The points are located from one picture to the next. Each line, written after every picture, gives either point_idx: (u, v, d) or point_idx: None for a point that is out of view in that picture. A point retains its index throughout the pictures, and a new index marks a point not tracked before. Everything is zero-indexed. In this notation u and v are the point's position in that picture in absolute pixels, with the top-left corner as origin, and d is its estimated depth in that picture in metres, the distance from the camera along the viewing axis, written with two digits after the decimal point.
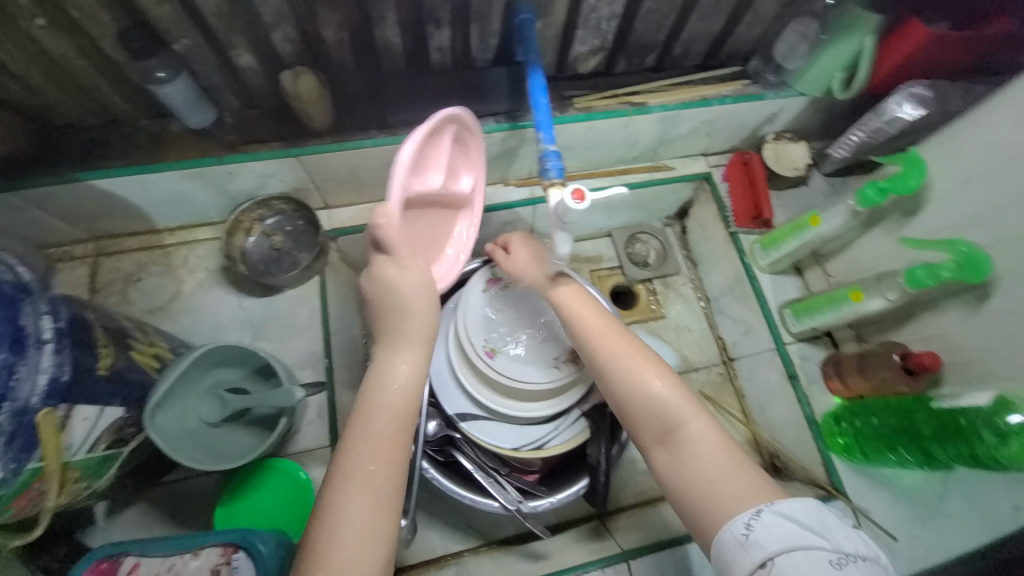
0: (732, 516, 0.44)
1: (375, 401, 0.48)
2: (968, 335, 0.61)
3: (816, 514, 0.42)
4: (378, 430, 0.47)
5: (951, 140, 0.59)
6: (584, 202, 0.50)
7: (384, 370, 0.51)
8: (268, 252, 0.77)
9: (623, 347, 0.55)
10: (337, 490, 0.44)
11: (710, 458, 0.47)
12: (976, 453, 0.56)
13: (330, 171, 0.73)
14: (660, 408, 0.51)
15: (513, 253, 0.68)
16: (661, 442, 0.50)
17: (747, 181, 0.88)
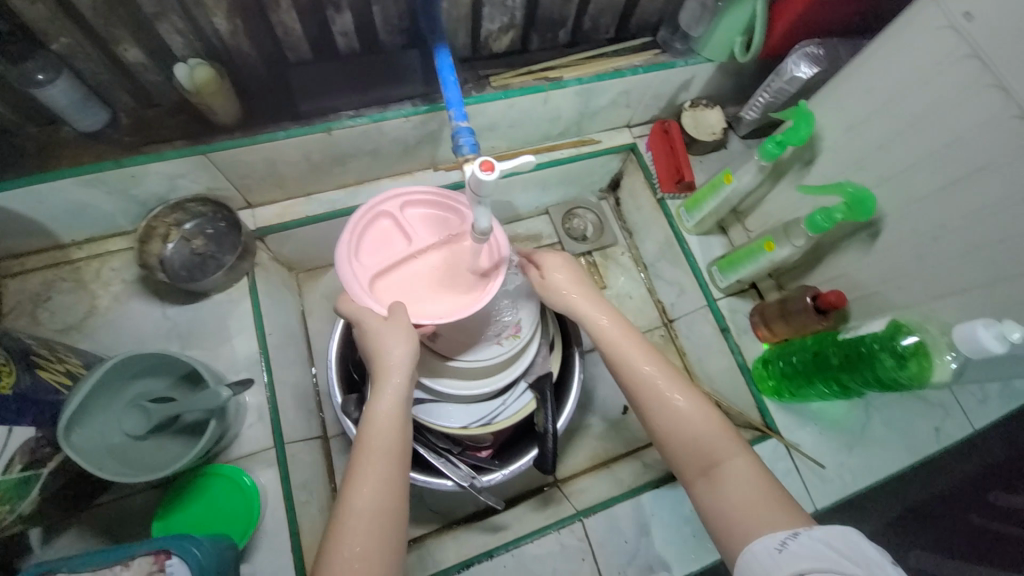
0: (769, 538, 0.44)
1: (372, 424, 0.54)
2: (864, 272, 0.67)
3: (855, 542, 0.41)
4: (379, 454, 0.52)
5: (835, 93, 0.63)
6: (494, 172, 0.49)
7: (385, 405, 0.56)
8: (190, 258, 0.75)
9: (666, 382, 0.57)
10: (343, 512, 0.50)
11: (749, 491, 0.49)
12: (877, 376, 0.61)
13: (244, 168, 0.70)
14: (700, 444, 0.53)
15: (549, 275, 0.66)
16: (704, 475, 0.52)
17: (669, 148, 0.91)
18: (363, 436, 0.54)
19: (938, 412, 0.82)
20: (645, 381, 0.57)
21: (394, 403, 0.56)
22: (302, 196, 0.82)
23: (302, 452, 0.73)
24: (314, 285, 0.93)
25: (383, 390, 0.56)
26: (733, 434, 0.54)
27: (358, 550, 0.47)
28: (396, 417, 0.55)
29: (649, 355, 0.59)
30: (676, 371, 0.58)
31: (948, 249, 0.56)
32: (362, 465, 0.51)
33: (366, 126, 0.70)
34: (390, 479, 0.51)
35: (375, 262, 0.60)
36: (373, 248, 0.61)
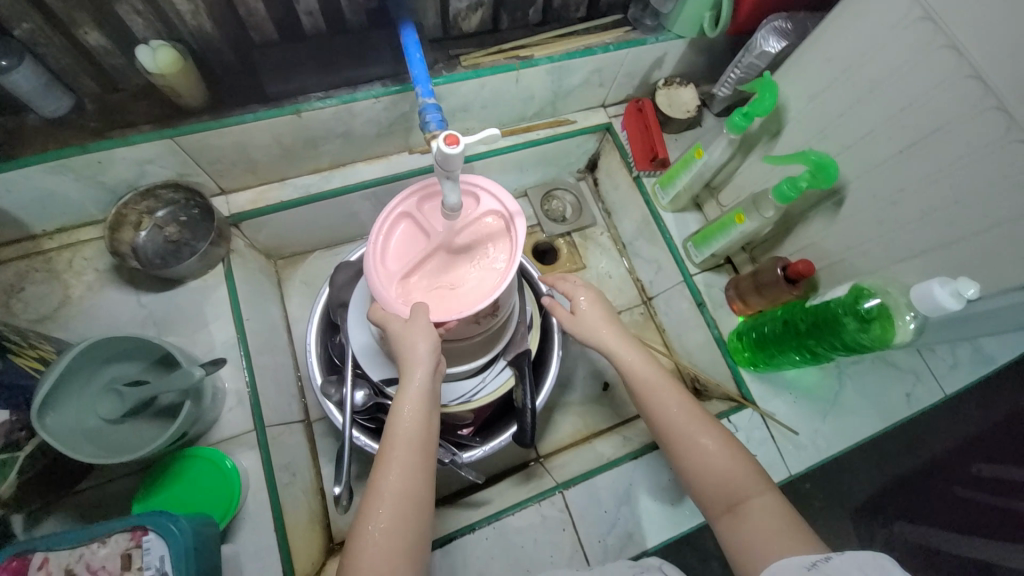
0: (795, 560, 0.46)
1: (399, 420, 0.55)
2: (831, 239, 0.69)
3: (887, 569, 0.41)
4: (407, 449, 0.54)
5: (811, 60, 0.67)
6: (458, 146, 0.48)
7: (410, 398, 0.56)
8: (164, 245, 0.75)
9: (690, 420, 0.59)
10: (371, 501, 0.51)
11: (772, 525, 0.51)
12: (844, 340, 0.63)
13: (215, 152, 0.70)
14: (728, 482, 0.55)
15: (580, 314, 0.68)
16: (730, 512, 0.54)
17: (643, 125, 0.92)
18: (390, 430, 0.55)
19: (912, 377, 0.82)
20: (674, 416, 0.60)
21: (418, 396, 0.56)
22: (275, 182, 0.82)
23: (285, 435, 0.74)
24: (293, 272, 0.93)
25: (408, 382, 0.57)
26: (760, 472, 0.56)
27: (385, 541, 0.49)
28: (419, 410, 0.56)
29: (681, 401, 0.61)
30: (704, 413, 0.61)
31: (906, 212, 0.58)
32: (390, 460, 0.53)
33: (336, 107, 0.71)
34: (417, 472, 0.53)
35: (397, 264, 0.57)
36: (393, 250, 0.58)
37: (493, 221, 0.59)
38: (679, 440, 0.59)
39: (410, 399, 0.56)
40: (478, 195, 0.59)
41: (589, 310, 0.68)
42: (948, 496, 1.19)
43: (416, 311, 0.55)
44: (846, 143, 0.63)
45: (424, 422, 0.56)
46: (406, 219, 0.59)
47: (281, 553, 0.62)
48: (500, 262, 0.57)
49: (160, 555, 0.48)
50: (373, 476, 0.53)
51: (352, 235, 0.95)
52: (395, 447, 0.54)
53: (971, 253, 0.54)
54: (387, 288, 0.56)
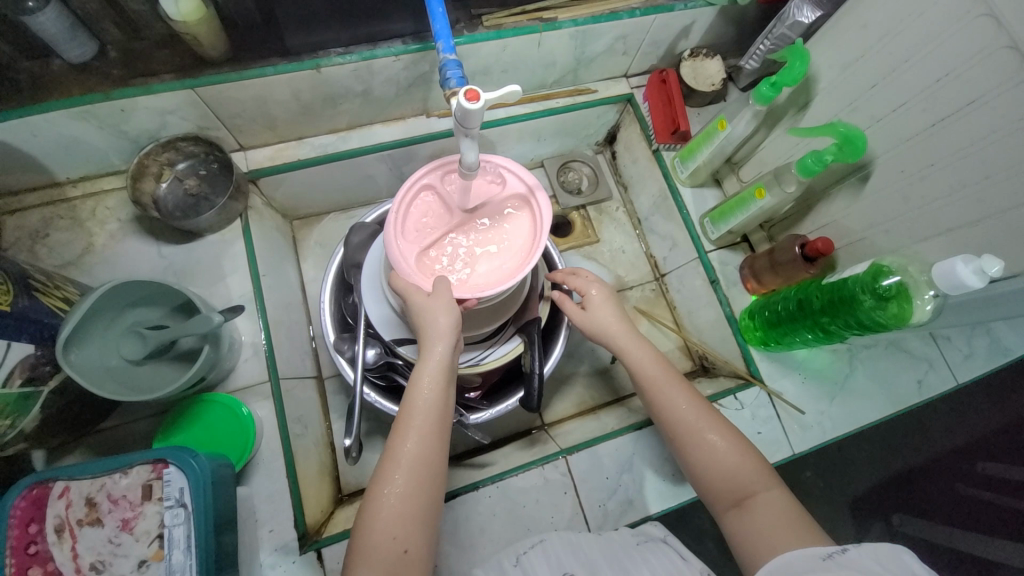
0: (809, 552, 0.46)
1: (419, 391, 0.55)
2: (853, 217, 0.68)
3: (907, 565, 0.41)
4: (425, 419, 0.54)
5: (851, 29, 0.64)
6: (480, 101, 0.48)
7: (431, 370, 0.56)
8: (184, 198, 0.76)
9: (699, 416, 0.60)
10: (389, 466, 0.52)
11: (781, 520, 0.51)
12: (860, 319, 0.63)
13: (235, 105, 0.71)
14: (737, 475, 0.55)
15: (589, 312, 0.68)
16: (737, 507, 0.54)
17: (665, 97, 0.90)
18: (409, 399, 0.55)
19: (925, 365, 0.81)
20: (683, 415, 0.60)
21: (438, 368, 0.56)
22: (294, 140, 0.82)
23: (297, 389, 0.76)
24: (308, 232, 0.94)
25: (429, 354, 0.57)
26: (768, 469, 0.56)
27: (400, 505, 0.51)
28: (438, 383, 0.56)
29: (689, 399, 0.61)
30: (713, 410, 0.61)
31: (933, 188, 0.57)
32: (408, 428, 0.53)
33: (355, 64, 0.70)
34: (434, 442, 0.54)
35: (420, 238, 0.58)
36: (415, 224, 0.59)
37: (517, 207, 0.60)
38: (686, 439, 0.59)
39: (431, 371, 0.56)
40: (503, 180, 0.60)
41: (597, 308, 0.68)
42: (951, 488, 1.19)
43: (438, 284, 0.55)
44: (876, 116, 0.62)
45: (437, 396, 0.56)
46: (430, 196, 0.60)
47: (292, 498, 0.64)
48: (520, 247, 0.58)
49: (180, 487, 0.50)
50: (390, 442, 0.54)
51: (367, 199, 0.96)
52: (411, 420, 0.54)
53: (998, 231, 0.53)
54: (408, 260, 0.56)
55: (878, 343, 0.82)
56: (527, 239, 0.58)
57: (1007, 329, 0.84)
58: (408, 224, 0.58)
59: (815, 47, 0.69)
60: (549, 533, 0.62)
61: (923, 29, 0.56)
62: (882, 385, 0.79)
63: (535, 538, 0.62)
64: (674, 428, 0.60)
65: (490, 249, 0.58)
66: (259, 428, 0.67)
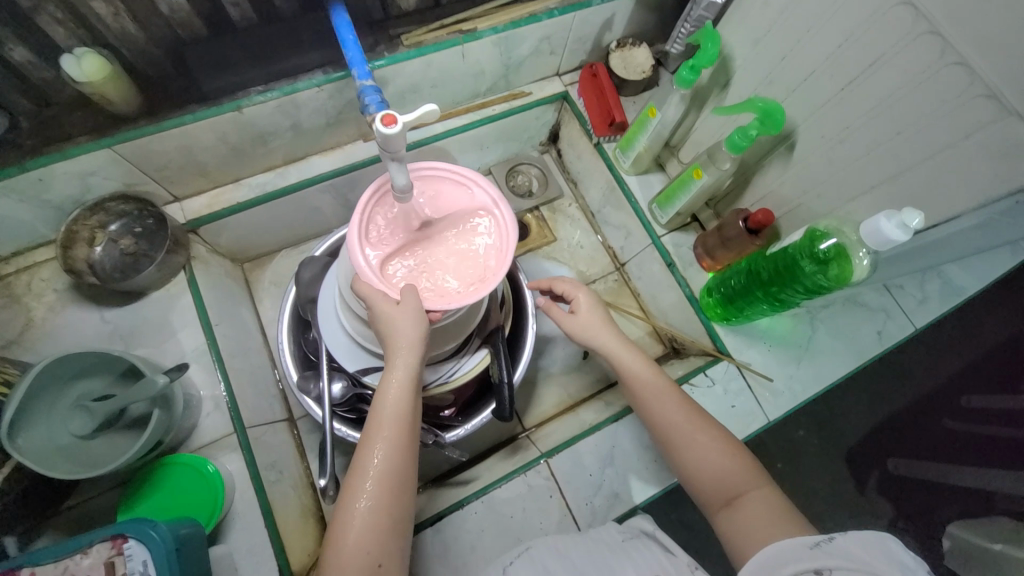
0: (795, 540, 0.46)
1: (386, 402, 0.55)
2: (786, 185, 0.69)
3: (891, 552, 0.42)
4: (394, 430, 0.54)
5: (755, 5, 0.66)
6: (397, 125, 0.48)
7: (398, 379, 0.55)
8: (121, 258, 0.74)
9: (692, 417, 0.60)
10: (359, 479, 0.52)
11: (769, 517, 0.51)
12: (806, 285, 0.65)
13: (160, 156, 0.69)
14: (726, 477, 0.56)
15: (576, 314, 0.68)
16: (726, 507, 0.54)
17: (598, 90, 0.91)
18: (377, 409, 0.55)
19: (883, 315, 0.83)
20: (672, 420, 0.60)
21: (405, 378, 0.55)
22: (230, 183, 0.80)
23: (267, 434, 0.74)
24: (261, 273, 0.92)
25: (395, 364, 0.55)
26: (757, 469, 0.57)
27: (372, 518, 0.51)
28: (406, 394, 0.55)
29: (683, 403, 0.62)
30: (705, 413, 0.61)
31: (852, 149, 0.59)
32: (377, 440, 0.53)
33: (278, 100, 0.69)
34: (403, 453, 0.54)
35: (384, 246, 0.57)
36: (379, 231, 0.58)
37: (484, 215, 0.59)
38: (677, 437, 0.60)
39: (397, 381, 0.55)
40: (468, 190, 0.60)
41: (585, 309, 0.68)
42: (934, 428, 1.22)
43: (407, 292, 0.53)
44: (791, 86, 0.63)
45: (405, 407, 0.55)
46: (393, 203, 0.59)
47: (274, 547, 0.63)
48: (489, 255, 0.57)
49: (143, 560, 0.48)
50: (359, 455, 0.53)
51: (318, 231, 0.94)
52: (381, 430, 0.54)
53: (916, 181, 0.55)
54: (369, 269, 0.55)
55: (835, 302, 0.83)
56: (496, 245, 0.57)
57: (957, 269, 0.86)
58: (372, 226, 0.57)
59: (727, 26, 0.71)
60: (536, 539, 0.62)
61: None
62: (845, 342, 0.81)
63: (523, 546, 0.62)
64: (665, 430, 0.61)
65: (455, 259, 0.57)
66: (231, 483, 0.65)
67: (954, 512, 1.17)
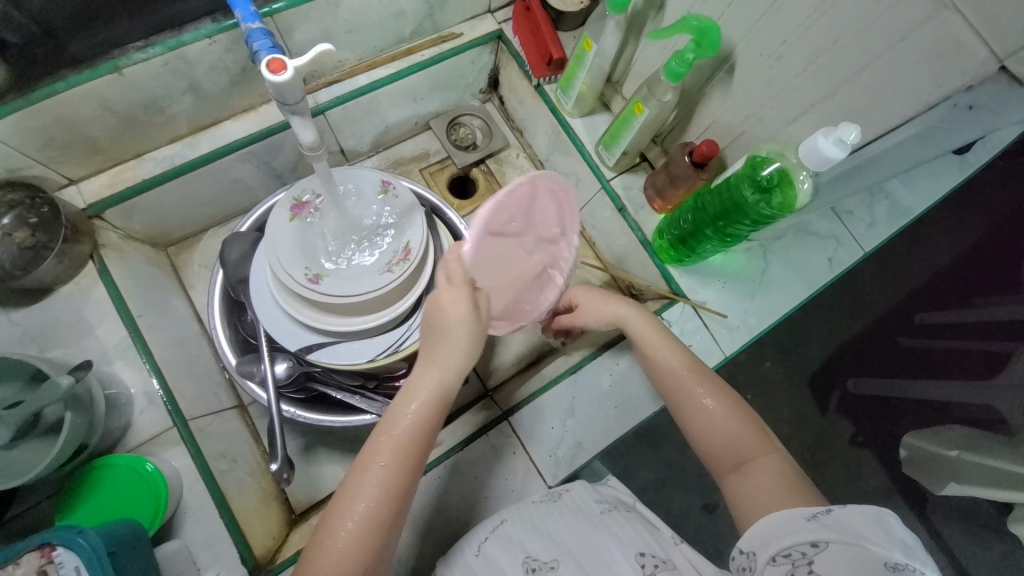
0: (792, 510, 0.45)
1: (414, 394, 0.54)
2: (729, 113, 0.66)
3: (889, 526, 0.40)
4: (414, 427, 0.52)
5: None
6: (287, 72, 0.42)
7: (424, 389, 0.54)
8: (20, 253, 0.66)
9: (698, 373, 0.60)
10: (365, 462, 0.50)
11: (778, 483, 0.49)
12: (751, 217, 0.63)
13: (37, 132, 0.60)
14: (735, 441, 0.54)
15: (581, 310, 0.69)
16: (736, 471, 0.52)
17: (532, 26, 0.84)
18: (401, 405, 0.54)
19: (833, 242, 0.82)
20: (679, 379, 0.60)
21: (438, 376, 0.55)
22: (132, 158, 0.72)
23: (214, 424, 0.71)
24: (189, 257, 0.86)
25: (431, 360, 0.56)
26: (768, 436, 0.55)
27: (365, 521, 0.47)
28: (437, 394, 0.55)
29: (687, 361, 0.61)
30: (713, 376, 0.60)
31: (791, 65, 0.56)
32: (392, 430, 0.52)
33: (163, 56, 0.61)
34: (415, 452, 0.52)
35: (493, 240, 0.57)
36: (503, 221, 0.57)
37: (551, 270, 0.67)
38: (685, 399, 0.59)
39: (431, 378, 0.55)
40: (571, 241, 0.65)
41: (586, 299, 0.70)
42: (888, 347, 1.27)
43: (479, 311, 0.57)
44: (727, 1, 0.59)
45: (431, 407, 0.54)
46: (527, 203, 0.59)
47: (233, 535, 0.61)
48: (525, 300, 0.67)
49: (76, 566, 0.46)
50: (372, 440, 0.52)
51: (245, 205, 0.87)
52: (401, 421, 0.52)
53: (854, 96, 0.52)
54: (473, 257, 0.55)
55: (785, 233, 0.82)
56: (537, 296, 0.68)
57: (901, 186, 0.85)
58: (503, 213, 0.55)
59: None
60: (509, 510, 0.61)
61: None
62: (799, 271, 0.80)
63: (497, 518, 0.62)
64: (669, 392, 0.60)
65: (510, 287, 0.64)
66: (177, 479, 0.62)
67: (908, 424, 1.24)
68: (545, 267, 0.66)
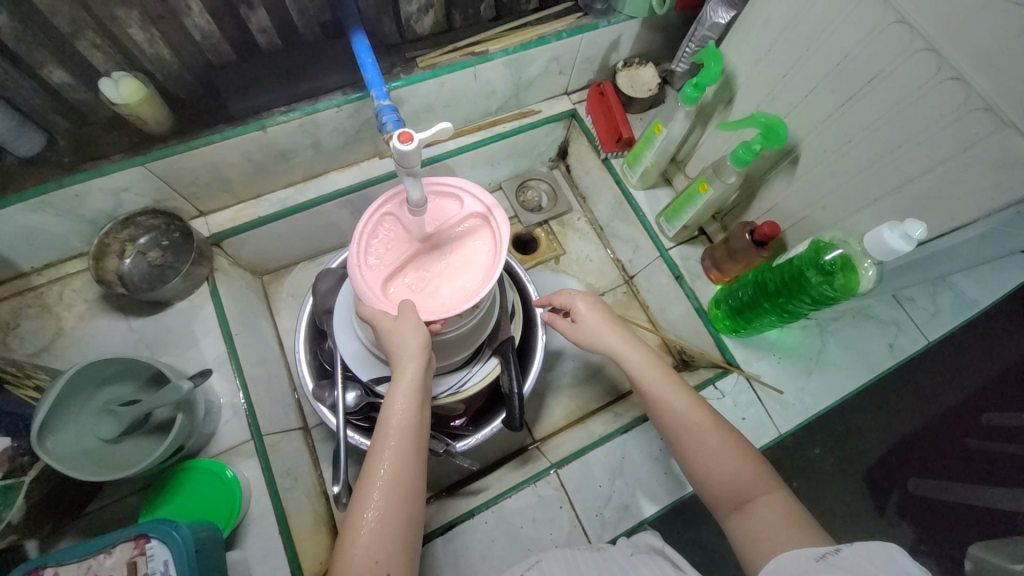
0: (804, 552, 0.44)
1: (392, 412, 0.56)
2: (791, 199, 0.71)
3: (898, 562, 0.39)
4: (401, 441, 0.55)
5: (753, 26, 0.68)
6: (413, 142, 0.48)
7: (403, 391, 0.57)
8: (149, 270, 0.77)
9: (698, 415, 0.60)
10: (367, 486, 0.53)
11: (781, 522, 0.49)
12: (811, 296, 0.66)
13: (187, 174, 0.73)
14: (737, 481, 0.55)
15: (580, 321, 0.70)
16: (738, 510, 0.53)
17: (604, 108, 0.94)
18: (383, 424, 0.56)
19: (894, 328, 0.82)
20: (684, 419, 0.60)
21: (410, 389, 0.57)
22: (251, 198, 0.84)
23: (282, 442, 0.76)
24: (279, 285, 0.96)
25: (402, 376, 0.57)
26: (768, 472, 0.55)
27: (379, 528, 0.51)
28: (412, 403, 0.57)
29: (690, 402, 0.61)
30: (709, 410, 0.61)
31: (854, 161, 0.61)
32: (383, 452, 0.54)
33: (299, 119, 0.73)
34: (410, 463, 0.54)
35: (387, 265, 0.58)
36: (380, 254, 0.59)
37: (483, 227, 0.60)
38: (688, 442, 0.59)
39: (404, 391, 0.57)
40: (469, 202, 0.60)
41: (588, 317, 0.69)
42: (954, 446, 1.19)
43: (405, 307, 0.55)
44: (793, 102, 0.66)
45: (410, 420, 0.56)
46: (397, 223, 0.60)
47: (287, 553, 0.64)
48: (481, 269, 0.58)
49: (165, 560, 0.50)
50: (366, 467, 0.54)
51: (334, 244, 0.98)
52: (387, 440, 0.55)
53: (918, 193, 0.56)
54: (373, 286, 0.56)
55: (844, 314, 0.83)
56: (487, 258, 0.58)
57: (967, 281, 0.85)
58: (370, 249, 0.58)
59: (731, 50, 0.73)
60: (546, 553, 0.62)
61: (819, 17, 0.59)
62: (856, 353, 0.80)
63: (533, 561, 0.62)
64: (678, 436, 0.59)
65: (460, 268, 0.58)
66: (248, 489, 0.67)
67: (978, 534, 1.13)
68: (468, 227, 0.60)
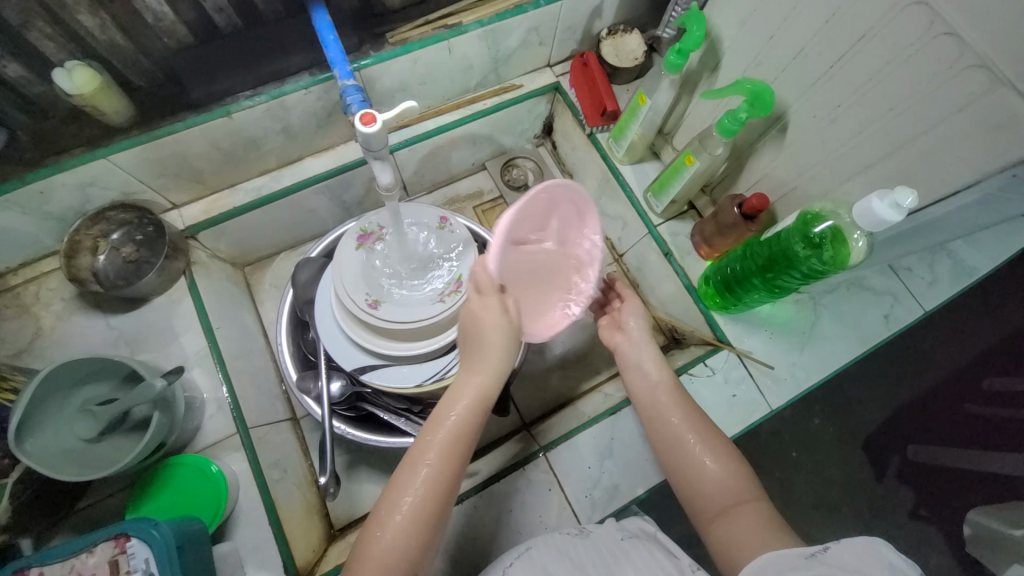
0: (791, 549, 0.43)
1: (453, 406, 0.54)
2: (781, 169, 0.68)
3: (882, 555, 0.40)
4: (455, 437, 0.52)
5: None
6: (376, 124, 0.46)
7: (471, 391, 0.55)
8: (123, 265, 0.75)
9: (688, 420, 0.60)
10: (412, 472, 0.50)
11: (758, 531, 0.49)
12: (801, 270, 0.64)
13: (155, 165, 0.70)
14: (719, 488, 0.54)
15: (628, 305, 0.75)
16: (721, 514, 0.52)
17: (588, 79, 0.90)
18: (441, 415, 0.54)
19: (890, 299, 0.80)
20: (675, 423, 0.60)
21: (476, 391, 0.55)
22: (226, 189, 0.82)
23: (270, 434, 0.76)
24: (261, 276, 0.95)
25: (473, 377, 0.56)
26: (752, 484, 0.55)
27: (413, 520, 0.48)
28: (476, 405, 0.55)
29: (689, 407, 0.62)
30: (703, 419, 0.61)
31: (845, 128, 0.58)
32: (434, 442, 0.51)
33: (266, 104, 0.70)
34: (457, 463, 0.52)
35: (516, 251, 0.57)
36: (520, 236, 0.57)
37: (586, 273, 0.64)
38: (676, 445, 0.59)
39: (473, 391, 0.56)
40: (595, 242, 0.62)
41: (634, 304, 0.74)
42: (952, 413, 1.18)
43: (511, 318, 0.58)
44: (781, 66, 0.62)
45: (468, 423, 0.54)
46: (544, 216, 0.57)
47: (278, 543, 0.64)
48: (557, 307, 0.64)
49: (145, 558, 0.50)
50: (414, 453, 0.51)
51: (314, 233, 0.96)
52: (441, 433, 0.52)
53: (911, 158, 0.53)
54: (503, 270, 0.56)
55: (838, 286, 0.81)
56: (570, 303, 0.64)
57: (966, 247, 0.83)
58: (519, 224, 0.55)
59: (717, 11, 0.69)
60: (536, 539, 0.61)
61: None
62: (851, 326, 0.78)
63: (523, 546, 0.61)
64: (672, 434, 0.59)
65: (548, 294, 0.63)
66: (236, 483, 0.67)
67: (978, 499, 1.13)
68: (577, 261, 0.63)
